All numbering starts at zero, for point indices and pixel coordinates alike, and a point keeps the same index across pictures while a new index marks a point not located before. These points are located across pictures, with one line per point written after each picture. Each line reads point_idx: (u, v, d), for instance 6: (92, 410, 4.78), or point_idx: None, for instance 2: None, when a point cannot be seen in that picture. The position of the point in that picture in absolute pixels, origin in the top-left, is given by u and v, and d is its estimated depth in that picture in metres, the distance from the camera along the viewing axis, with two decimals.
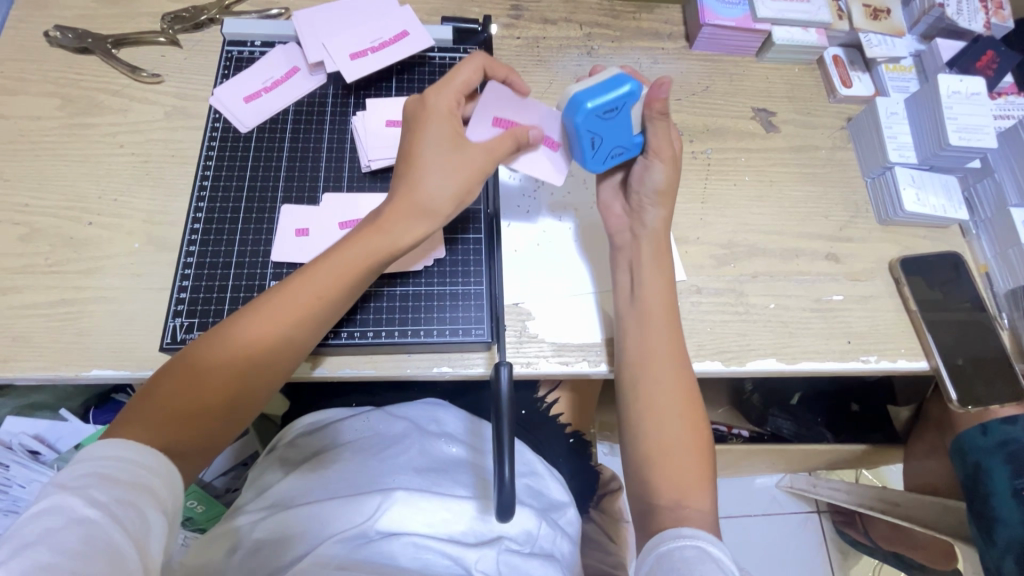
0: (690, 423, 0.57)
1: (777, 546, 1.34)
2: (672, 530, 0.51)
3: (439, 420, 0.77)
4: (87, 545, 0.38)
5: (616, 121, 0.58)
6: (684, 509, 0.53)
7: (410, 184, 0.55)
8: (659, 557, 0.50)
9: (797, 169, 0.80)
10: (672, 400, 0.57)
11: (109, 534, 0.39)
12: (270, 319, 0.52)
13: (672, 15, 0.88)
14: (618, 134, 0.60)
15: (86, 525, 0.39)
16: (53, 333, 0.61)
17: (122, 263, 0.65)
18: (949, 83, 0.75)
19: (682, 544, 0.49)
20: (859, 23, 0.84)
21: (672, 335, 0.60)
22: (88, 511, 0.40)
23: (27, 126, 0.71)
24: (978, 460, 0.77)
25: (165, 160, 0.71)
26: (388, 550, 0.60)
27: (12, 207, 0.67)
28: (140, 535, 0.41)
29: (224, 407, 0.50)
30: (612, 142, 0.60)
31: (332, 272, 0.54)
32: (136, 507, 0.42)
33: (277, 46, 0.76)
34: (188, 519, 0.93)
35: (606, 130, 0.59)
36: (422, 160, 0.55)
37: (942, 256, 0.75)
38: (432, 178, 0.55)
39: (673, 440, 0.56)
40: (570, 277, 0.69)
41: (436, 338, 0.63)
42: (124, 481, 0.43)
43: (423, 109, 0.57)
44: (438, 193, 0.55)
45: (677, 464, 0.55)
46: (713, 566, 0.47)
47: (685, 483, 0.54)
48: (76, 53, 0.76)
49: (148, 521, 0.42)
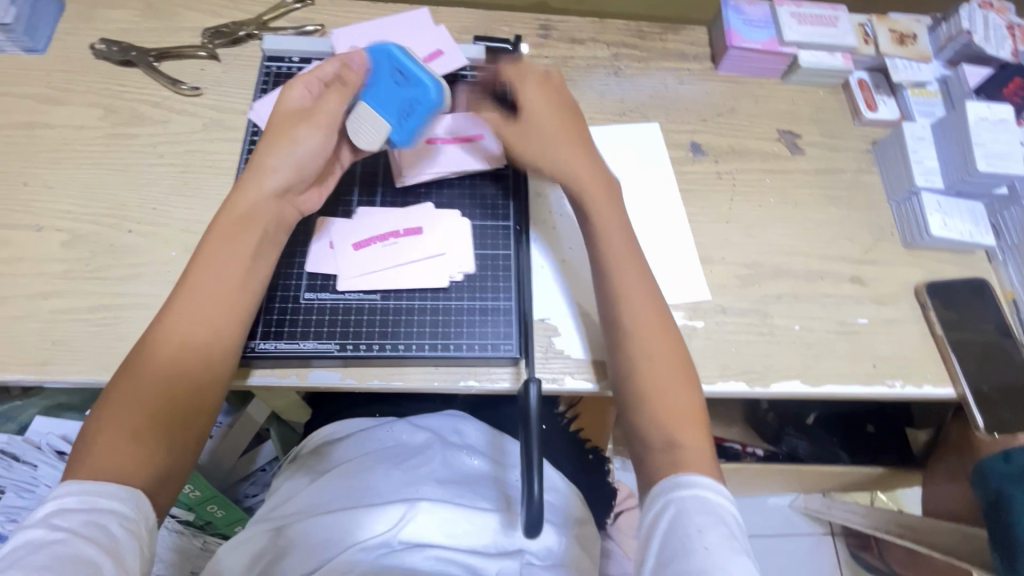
0: (675, 364, 0.57)
1: (791, 568, 1.32)
2: (669, 480, 0.51)
3: (461, 432, 0.77)
4: (57, 561, 0.40)
5: (381, 113, 0.63)
6: (680, 450, 0.53)
7: (257, 171, 0.59)
8: (657, 515, 0.50)
9: (822, 192, 0.81)
10: (650, 335, 0.58)
11: (78, 550, 0.41)
12: (186, 311, 0.53)
13: (698, 36, 0.90)
14: (398, 94, 0.63)
15: (57, 546, 0.41)
16: (91, 338, 0.63)
17: (159, 271, 0.67)
18: (977, 110, 0.76)
19: (679, 496, 0.50)
20: (886, 47, 0.85)
21: (638, 272, 0.61)
22: (58, 536, 0.41)
23: (72, 135, 0.73)
24: (1001, 487, 0.75)
25: (203, 170, 0.73)
26: (410, 561, 0.61)
27: (56, 213, 0.69)
28: (113, 552, 0.42)
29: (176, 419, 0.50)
30: (408, 93, 0.63)
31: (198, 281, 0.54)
32: (99, 525, 0.43)
33: (314, 62, 0.78)
34: (207, 523, 0.94)
35: (396, 102, 0.63)
36: (278, 131, 0.60)
37: (967, 281, 0.75)
38: (277, 154, 0.59)
39: (653, 381, 0.56)
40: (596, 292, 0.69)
41: (464, 352, 0.64)
42: (82, 507, 0.43)
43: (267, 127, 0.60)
44: (287, 156, 0.59)
45: (665, 403, 0.55)
46: (711, 515, 0.48)
47: (677, 425, 0.54)
48: (120, 65, 0.78)
49: (118, 537, 0.43)
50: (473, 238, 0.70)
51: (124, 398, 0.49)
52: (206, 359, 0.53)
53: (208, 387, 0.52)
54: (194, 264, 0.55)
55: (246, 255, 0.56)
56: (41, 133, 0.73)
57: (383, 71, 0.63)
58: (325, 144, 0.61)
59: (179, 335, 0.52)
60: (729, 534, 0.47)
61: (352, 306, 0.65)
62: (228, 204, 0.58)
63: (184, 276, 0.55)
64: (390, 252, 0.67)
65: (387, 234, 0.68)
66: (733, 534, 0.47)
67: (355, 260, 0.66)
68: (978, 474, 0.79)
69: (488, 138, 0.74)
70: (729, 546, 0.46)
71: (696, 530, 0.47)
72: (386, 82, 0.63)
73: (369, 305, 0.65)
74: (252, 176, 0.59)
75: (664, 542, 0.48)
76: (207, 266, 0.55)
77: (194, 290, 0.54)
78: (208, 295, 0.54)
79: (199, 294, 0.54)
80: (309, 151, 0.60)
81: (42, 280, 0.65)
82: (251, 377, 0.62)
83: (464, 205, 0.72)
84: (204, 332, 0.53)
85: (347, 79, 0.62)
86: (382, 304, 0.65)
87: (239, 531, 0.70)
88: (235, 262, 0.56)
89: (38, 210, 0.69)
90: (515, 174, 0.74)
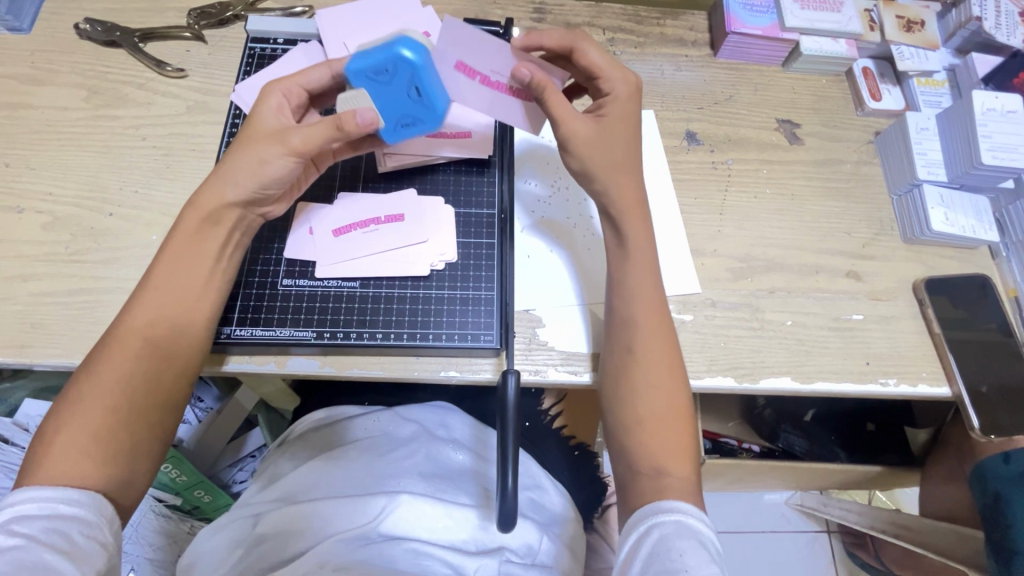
0: (675, 392, 0.55)
1: (785, 565, 1.31)
2: (653, 504, 0.50)
3: (447, 425, 0.76)
4: (16, 569, 0.40)
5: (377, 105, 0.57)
6: (664, 477, 0.51)
7: (221, 177, 0.56)
8: (640, 536, 0.49)
9: (820, 183, 0.78)
10: (649, 360, 0.55)
11: (39, 557, 0.41)
12: (152, 313, 0.52)
13: (697, 22, 0.87)
14: (399, 103, 0.57)
15: (16, 552, 0.41)
16: (70, 322, 0.62)
17: (139, 255, 0.66)
18: (984, 100, 0.73)
19: (663, 518, 0.48)
20: (892, 34, 0.82)
21: (652, 291, 0.58)
22: (15, 543, 0.42)
23: (54, 116, 0.73)
24: (999, 489, 0.74)
25: (186, 153, 0.72)
26: (389, 554, 0.60)
27: (37, 195, 0.68)
28: (75, 557, 0.43)
29: (129, 424, 0.49)
30: (413, 108, 0.57)
31: (161, 283, 0.53)
32: (61, 532, 0.43)
33: (299, 43, 0.76)
34: (195, 507, 0.95)
35: (396, 107, 0.57)
36: (249, 142, 0.57)
37: (969, 278, 0.73)
38: (245, 166, 0.56)
39: (649, 410, 0.54)
40: (594, 286, 0.68)
41: (444, 342, 0.63)
42: (42, 514, 0.44)
43: (243, 126, 0.58)
44: (255, 174, 0.56)
45: (659, 429, 0.53)
46: (693, 540, 0.47)
47: (666, 451, 0.52)
48: (104, 46, 0.77)
49: (81, 545, 0.44)
50: (457, 226, 0.68)
51: (83, 403, 0.48)
52: (171, 360, 0.52)
53: (170, 388, 0.52)
54: (157, 265, 0.54)
55: (212, 258, 0.56)
56: (25, 114, 0.72)
57: (394, 75, 0.54)
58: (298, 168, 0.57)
59: (141, 338, 0.51)
60: (709, 556, 0.46)
61: (331, 294, 0.64)
62: (190, 204, 0.56)
63: (147, 275, 0.54)
64: (371, 239, 0.66)
65: (369, 220, 0.66)
66: (714, 558, 0.46)
67: (335, 246, 0.65)
68: (976, 474, 0.77)
69: (475, 136, 0.72)
70: (710, 568, 0.45)
71: (678, 555, 0.45)
72: (396, 84, 0.55)
73: (348, 293, 0.64)
74: (216, 180, 0.56)
75: (646, 563, 0.47)
76: (170, 266, 0.54)
77: (157, 292, 0.53)
78: (173, 297, 0.54)
79: (163, 296, 0.53)
80: (279, 174, 0.56)
81: (23, 262, 0.65)
82: (228, 363, 0.62)
83: (448, 192, 0.70)
84: (163, 335, 0.52)
85: (347, 129, 0.54)
86: (362, 292, 0.64)
87: (222, 515, 0.71)
88: (201, 264, 0.55)
89: (19, 192, 0.68)
90: (502, 161, 0.73)
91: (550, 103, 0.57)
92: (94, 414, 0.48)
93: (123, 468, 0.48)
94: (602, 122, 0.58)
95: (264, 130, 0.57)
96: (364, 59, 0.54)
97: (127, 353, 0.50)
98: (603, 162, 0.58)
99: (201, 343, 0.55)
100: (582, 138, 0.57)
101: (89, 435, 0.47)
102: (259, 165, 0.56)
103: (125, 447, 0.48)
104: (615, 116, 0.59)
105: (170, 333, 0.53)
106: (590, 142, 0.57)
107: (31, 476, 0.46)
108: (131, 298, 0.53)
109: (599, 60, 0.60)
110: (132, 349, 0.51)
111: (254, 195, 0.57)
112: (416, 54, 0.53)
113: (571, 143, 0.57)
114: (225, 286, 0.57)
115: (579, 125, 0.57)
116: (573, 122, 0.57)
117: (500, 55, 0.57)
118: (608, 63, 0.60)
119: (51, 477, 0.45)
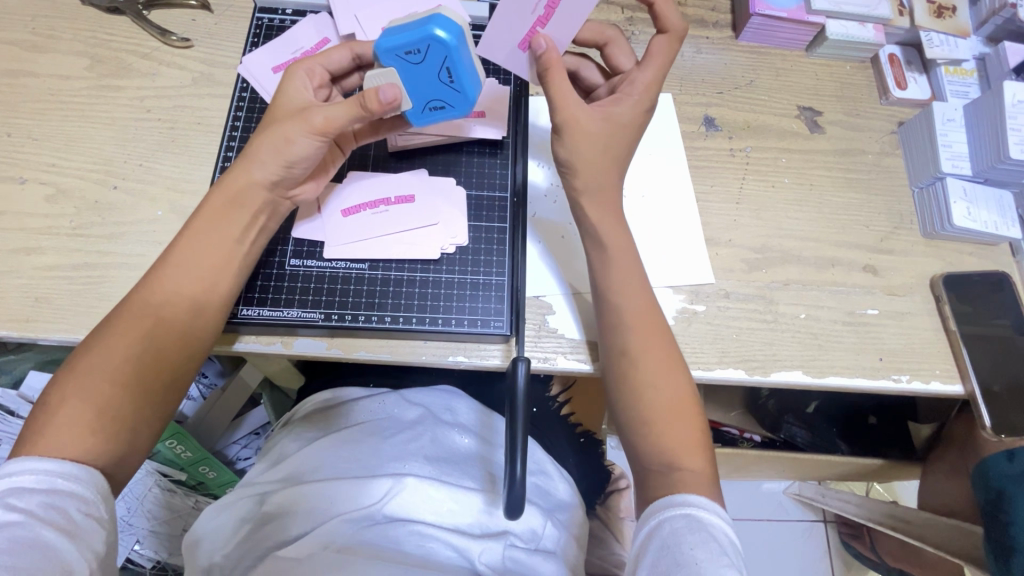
0: (682, 386, 0.54)
1: (780, 553, 1.32)
2: (666, 498, 0.49)
3: (453, 409, 0.76)
4: (14, 545, 0.40)
5: (405, 87, 0.55)
6: (678, 472, 0.51)
7: (247, 157, 0.55)
8: (650, 532, 0.49)
9: (839, 173, 0.76)
10: (657, 354, 0.55)
11: (37, 534, 0.41)
12: (167, 291, 0.51)
13: (719, 2, 0.84)
14: (429, 84, 0.55)
15: (13, 528, 0.41)
16: (75, 296, 0.61)
17: (145, 230, 0.65)
18: (1015, 91, 0.71)
19: (674, 514, 0.48)
20: (921, 20, 0.79)
21: (642, 285, 0.57)
22: (13, 518, 0.41)
23: (56, 85, 0.71)
24: (1002, 486, 0.72)
25: (192, 126, 0.70)
26: (393, 534, 0.61)
27: (40, 165, 0.67)
28: (71, 533, 0.42)
29: (136, 400, 0.48)
30: (442, 93, 0.56)
31: (178, 261, 0.53)
32: (59, 508, 0.43)
33: (309, 14, 0.74)
34: (200, 483, 0.96)
35: (426, 90, 0.55)
36: (274, 123, 0.56)
37: (986, 274, 0.72)
38: (272, 143, 0.55)
39: (656, 404, 0.53)
40: (580, 274, 0.66)
41: (453, 327, 0.62)
42: (39, 488, 0.43)
43: (274, 109, 0.57)
44: (280, 152, 0.55)
45: (667, 425, 0.52)
46: (703, 532, 0.46)
47: (678, 446, 0.52)
48: (108, 13, 0.75)
49: (78, 522, 0.43)
50: (468, 210, 0.67)
51: (90, 375, 0.48)
52: (180, 336, 0.51)
53: (180, 367, 0.51)
54: (179, 241, 0.54)
55: (231, 237, 0.55)
56: (26, 81, 0.70)
57: (426, 57, 0.52)
58: (323, 149, 0.56)
59: (153, 314, 0.50)
60: (721, 549, 0.45)
61: (339, 275, 0.63)
62: (218, 184, 0.56)
63: (167, 252, 0.53)
64: (381, 221, 0.65)
65: (378, 202, 0.65)
66: (726, 550, 0.46)
67: (343, 228, 0.64)
68: (980, 471, 0.76)
69: (489, 116, 0.70)
70: (721, 561, 0.44)
71: (686, 548, 0.45)
72: (427, 66, 0.53)
73: (356, 275, 0.63)
74: (243, 161, 0.56)
75: (657, 557, 0.46)
76: (190, 244, 0.53)
77: (174, 269, 0.52)
78: (193, 276, 0.53)
79: (182, 274, 0.52)
80: (305, 154, 0.55)
81: (25, 235, 0.64)
82: (237, 343, 0.61)
83: (460, 173, 0.69)
84: (176, 312, 0.51)
85: (371, 109, 0.52)
86: (371, 275, 0.63)
87: (226, 493, 0.71)
88: (222, 244, 0.54)
89: (21, 162, 0.67)
90: (516, 144, 0.71)
91: (554, 82, 0.55)
92: (103, 390, 0.47)
93: (123, 442, 0.47)
94: (610, 117, 0.57)
95: (291, 112, 0.56)
96: (395, 39, 0.51)
97: (140, 328, 0.50)
98: (594, 161, 0.56)
99: (215, 323, 0.54)
100: (581, 129, 0.56)
101: (91, 409, 0.46)
102: (284, 148, 0.55)
103: (129, 423, 0.48)
104: (625, 116, 0.58)
105: (183, 310, 0.52)
106: (590, 136, 0.56)
107: (27, 446, 0.45)
108: (149, 272, 0.53)
109: (657, 53, 0.60)
110: (146, 324, 0.50)
111: (281, 176, 0.56)
112: (450, 38, 0.51)
113: (568, 130, 0.55)
114: (244, 269, 0.56)
115: (583, 116, 0.55)
116: (576, 110, 0.55)
117: (570, 32, 0.56)
118: (662, 59, 0.60)
119: (48, 449, 0.45)
